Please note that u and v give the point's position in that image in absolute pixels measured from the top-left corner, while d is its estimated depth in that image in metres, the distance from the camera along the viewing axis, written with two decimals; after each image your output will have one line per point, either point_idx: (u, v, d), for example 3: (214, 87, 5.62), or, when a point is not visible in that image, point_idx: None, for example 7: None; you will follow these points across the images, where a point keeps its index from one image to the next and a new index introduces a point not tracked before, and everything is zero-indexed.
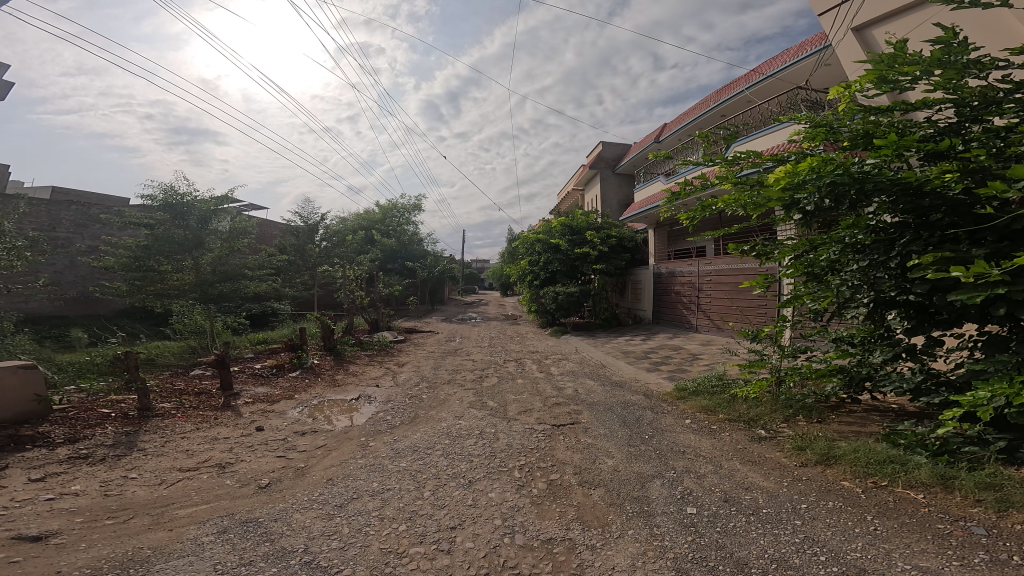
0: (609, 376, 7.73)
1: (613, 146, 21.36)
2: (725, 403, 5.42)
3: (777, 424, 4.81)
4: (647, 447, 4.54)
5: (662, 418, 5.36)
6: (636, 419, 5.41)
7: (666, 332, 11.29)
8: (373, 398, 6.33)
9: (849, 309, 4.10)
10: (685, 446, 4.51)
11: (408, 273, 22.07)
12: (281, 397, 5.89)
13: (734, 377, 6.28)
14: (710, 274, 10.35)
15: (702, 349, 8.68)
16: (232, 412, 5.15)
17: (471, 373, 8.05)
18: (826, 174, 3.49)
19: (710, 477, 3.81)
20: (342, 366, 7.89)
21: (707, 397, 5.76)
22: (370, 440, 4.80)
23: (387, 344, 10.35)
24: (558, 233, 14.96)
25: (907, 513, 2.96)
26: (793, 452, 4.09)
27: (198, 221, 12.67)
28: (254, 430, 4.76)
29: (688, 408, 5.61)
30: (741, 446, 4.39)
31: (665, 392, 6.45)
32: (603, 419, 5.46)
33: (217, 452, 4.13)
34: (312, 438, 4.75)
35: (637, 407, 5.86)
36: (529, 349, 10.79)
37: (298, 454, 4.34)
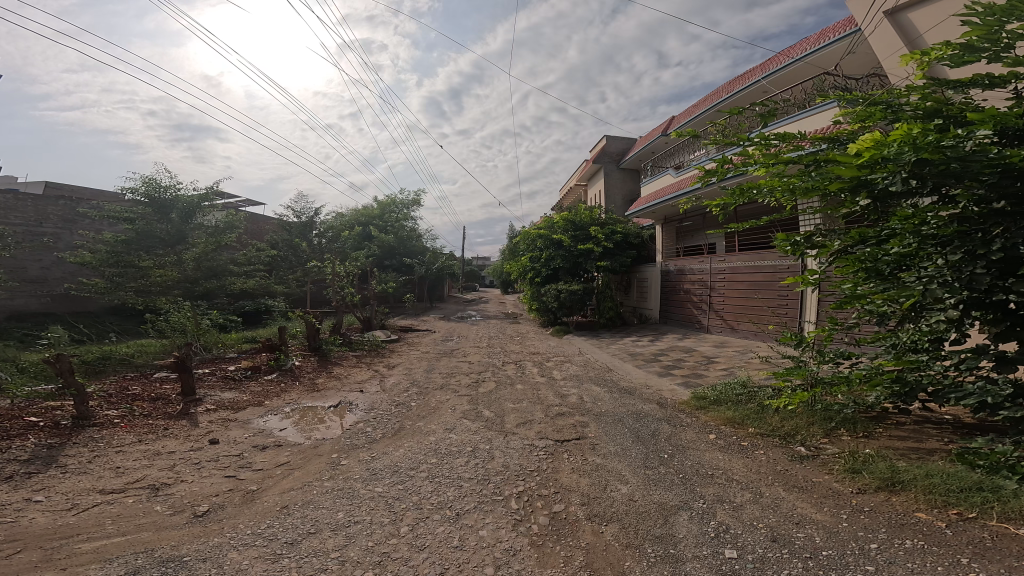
0: (617, 381, 7.04)
1: (618, 139, 20.58)
2: (754, 415, 4.74)
3: (818, 439, 4.11)
4: (667, 469, 3.86)
5: (681, 433, 4.67)
6: (651, 433, 4.73)
7: (675, 333, 10.61)
8: (355, 405, 5.69)
9: (931, 312, 3.13)
10: (713, 468, 3.84)
11: (406, 269, 21.40)
12: (248, 404, 5.24)
13: (759, 385, 5.58)
14: (725, 272, 9.62)
15: (718, 352, 7.99)
16: (187, 421, 4.53)
17: (466, 378, 7.40)
18: (918, 148, 2.74)
19: (749, 508, 3.14)
20: (325, 369, 7.26)
21: (731, 407, 5.08)
22: (342, 458, 4.15)
23: (378, 344, 9.72)
24: (560, 229, 14.27)
25: (1015, 555, 2.26)
26: (845, 476, 3.39)
27: (179, 223, 11.93)
28: (207, 443, 4.12)
29: (710, 420, 4.92)
30: (781, 469, 3.70)
31: (680, 400, 5.76)
32: (613, 433, 4.80)
33: (153, 470, 3.52)
34: (273, 454, 4.12)
35: (651, 418, 5.18)
36: (529, 350, 10.12)
37: (253, 473, 3.70)
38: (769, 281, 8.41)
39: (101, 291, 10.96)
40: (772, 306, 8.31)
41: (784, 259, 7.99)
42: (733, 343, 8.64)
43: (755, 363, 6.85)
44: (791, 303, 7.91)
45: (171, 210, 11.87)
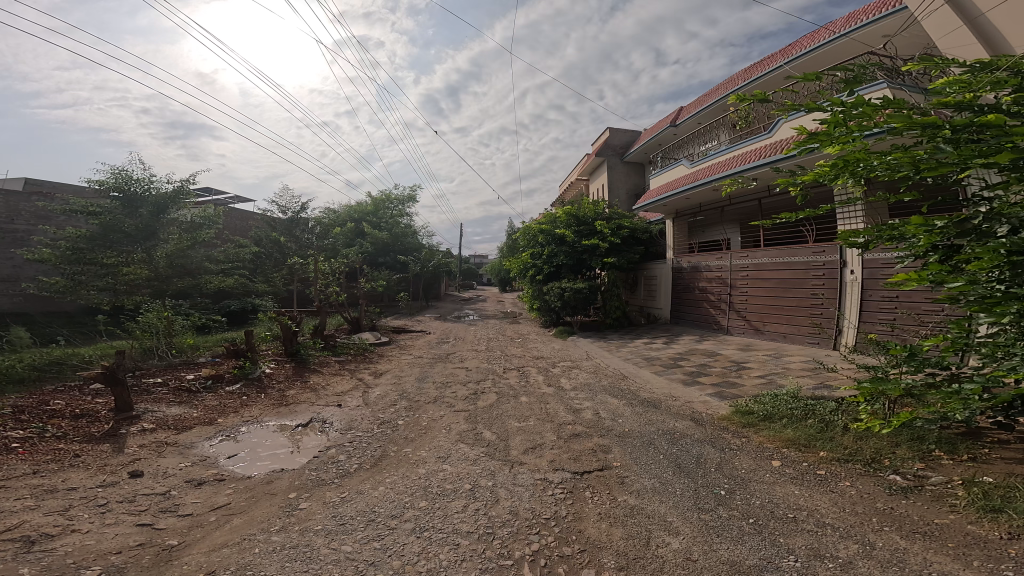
0: (635, 392, 6.17)
1: (621, 132, 19.71)
2: (818, 436, 3.90)
3: (913, 465, 3.29)
4: (730, 513, 2.98)
5: (734, 460, 3.79)
6: (694, 461, 3.85)
7: (690, 334, 9.77)
8: (330, 424, 4.80)
9: None
10: (789, 509, 2.97)
11: (401, 267, 20.40)
12: (195, 424, 4.32)
13: (812, 398, 4.73)
14: (748, 269, 8.78)
15: (747, 356, 7.14)
16: (108, 446, 3.61)
17: (463, 388, 6.51)
18: None
19: (865, 570, 2.27)
20: (300, 378, 6.33)
21: (783, 427, 4.23)
22: (303, 498, 3.24)
23: (365, 348, 8.81)
24: (562, 224, 13.40)
25: None
26: (981, 516, 2.53)
27: (153, 217, 10.79)
28: (125, 477, 3.21)
29: (764, 442, 4.05)
30: (886, 508, 2.83)
31: (719, 417, 4.89)
32: (644, 461, 3.94)
33: (37, 515, 2.61)
34: (212, 492, 3.20)
35: (690, 441, 4.29)
36: (533, 354, 9.22)
37: (177, 520, 2.80)
38: (800, 279, 7.59)
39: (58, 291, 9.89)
40: (803, 307, 7.48)
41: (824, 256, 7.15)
42: (760, 346, 7.81)
43: (795, 371, 5.99)
44: (827, 303, 7.09)
45: (140, 204, 10.70)
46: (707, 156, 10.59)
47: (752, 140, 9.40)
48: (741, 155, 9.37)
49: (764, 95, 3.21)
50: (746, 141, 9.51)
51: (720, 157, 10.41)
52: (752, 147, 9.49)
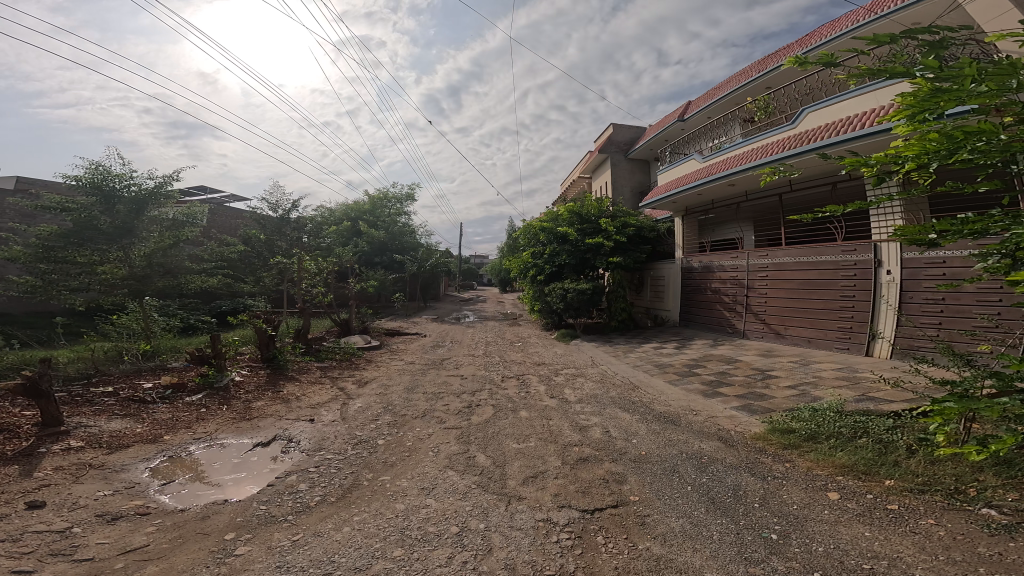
0: (649, 405, 5.51)
1: (625, 128, 19.09)
2: (878, 461, 3.26)
3: (1009, 496, 2.64)
4: (789, 566, 2.33)
5: (781, 492, 3.14)
6: (730, 494, 3.20)
7: (703, 338, 9.11)
8: (298, 443, 4.17)
9: None
10: (857, 560, 2.32)
11: (397, 267, 19.75)
12: (135, 442, 3.70)
13: (859, 414, 4.09)
14: (767, 270, 8.14)
15: (772, 364, 6.48)
16: (15, 469, 3.00)
17: (457, 400, 5.87)
18: None
19: None
20: (273, 388, 5.69)
21: (832, 450, 3.58)
22: (243, 541, 2.61)
23: (352, 353, 8.18)
24: (564, 222, 12.77)
25: None
26: None
27: (129, 215, 9.84)
28: (21, 508, 2.61)
29: (813, 468, 3.40)
30: (988, 554, 2.19)
31: (751, 436, 4.24)
32: (667, 495, 3.29)
33: None
34: (128, 531, 2.59)
35: (722, 468, 3.64)
36: (534, 360, 8.58)
37: (68, 569, 2.20)
38: (828, 280, 6.95)
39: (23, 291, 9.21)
40: (832, 310, 6.84)
41: (859, 255, 6.51)
42: (783, 352, 7.14)
43: (831, 381, 5.34)
44: (859, 305, 6.47)
45: (114, 200, 9.78)
46: (720, 151, 9.99)
47: (772, 133, 8.84)
48: (759, 147, 8.78)
49: (828, 59, 2.59)
50: (765, 133, 8.95)
51: (733, 152, 9.83)
52: (771, 140, 8.92)
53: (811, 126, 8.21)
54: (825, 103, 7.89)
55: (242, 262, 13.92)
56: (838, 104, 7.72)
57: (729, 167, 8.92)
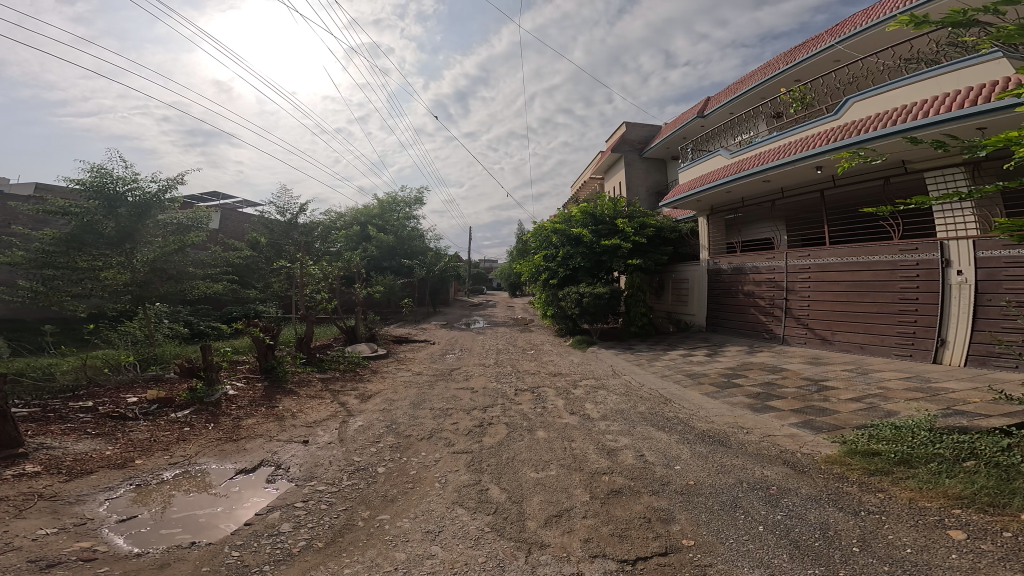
0: (687, 422, 4.90)
1: (639, 127, 18.49)
2: (1009, 492, 2.59)
3: None
4: None
5: (887, 532, 2.50)
6: (818, 535, 2.56)
7: (736, 345, 8.41)
8: (288, 469, 3.68)
9: None
10: None
11: (406, 272, 19.40)
12: (100, 467, 3.25)
13: (957, 433, 3.42)
14: (810, 271, 7.60)
15: (824, 375, 5.80)
16: None
17: (469, 419, 5.33)
18: None
19: None
20: (269, 403, 5.23)
21: (935, 478, 2.93)
22: None
23: (357, 363, 7.71)
24: (578, 223, 12.21)
25: None
26: None
27: (131, 219, 9.46)
28: None
29: (917, 500, 2.76)
30: None
31: (823, 459, 3.61)
32: (733, 538, 2.67)
33: None
34: None
35: (798, 501, 3.00)
36: (550, 370, 7.99)
37: None
38: (885, 282, 6.42)
39: (21, 299, 8.94)
40: (891, 314, 6.33)
41: (923, 255, 5.97)
42: (834, 359, 6.53)
43: (903, 394, 4.74)
44: (923, 310, 5.96)
45: (118, 205, 9.43)
46: (750, 146, 9.33)
47: (811, 125, 8.17)
48: (797, 140, 8.11)
49: None
50: (803, 126, 8.30)
51: (765, 147, 9.18)
52: (810, 133, 8.26)
53: (857, 116, 7.54)
54: (876, 91, 7.23)
55: (246, 267, 13.66)
56: (890, 91, 7.05)
57: (763, 162, 8.27)
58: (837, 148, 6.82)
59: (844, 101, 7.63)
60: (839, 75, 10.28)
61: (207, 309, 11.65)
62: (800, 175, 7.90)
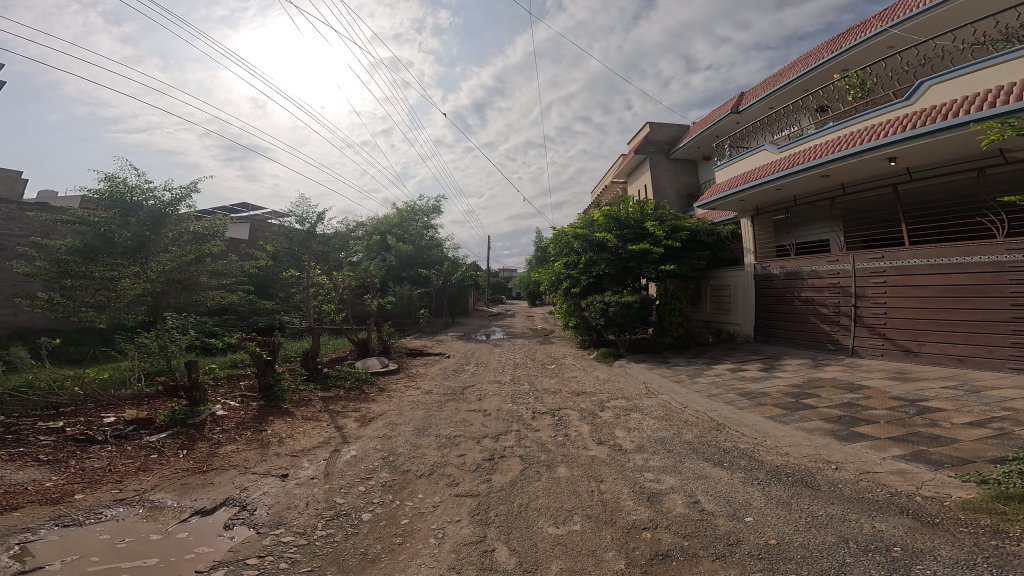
0: (750, 454, 4.00)
1: (664, 127, 17.56)
2: None
3: None
4: None
5: None
6: None
7: (794, 360, 7.31)
8: (250, 512, 3.10)
9: None
10: None
11: (424, 282, 19.13)
12: (29, 501, 2.83)
13: None
14: (885, 274, 6.55)
15: (921, 396, 4.73)
16: None
17: (479, 450, 4.61)
18: None
19: None
20: (256, 426, 4.74)
21: None
22: None
23: (363, 379, 7.18)
24: (601, 228, 11.38)
25: None
26: None
27: (143, 230, 9.45)
28: None
29: None
30: None
31: (960, 503, 2.70)
32: None
33: None
34: None
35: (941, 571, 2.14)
36: (574, 387, 7.17)
37: None
38: (988, 286, 5.37)
39: (43, 311, 9.05)
40: (1000, 324, 5.25)
41: None
42: (925, 375, 5.45)
43: None
44: None
45: (136, 212, 9.56)
46: (801, 139, 8.30)
47: (875, 113, 7.04)
48: (859, 131, 7.04)
49: None
50: (865, 114, 7.18)
51: (818, 139, 8.13)
52: (874, 121, 7.13)
53: (931, 103, 6.30)
54: (960, 71, 6.01)
55: (261, 278, 13.82)
56: (979, 71, 5.85)
57: (818, 156, 7.28)
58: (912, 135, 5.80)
59: (916, 84, 6.46)
60: (896, 60, 9.12)
61: (231, 319, 12.05)
62: (867, 169, 6.87)
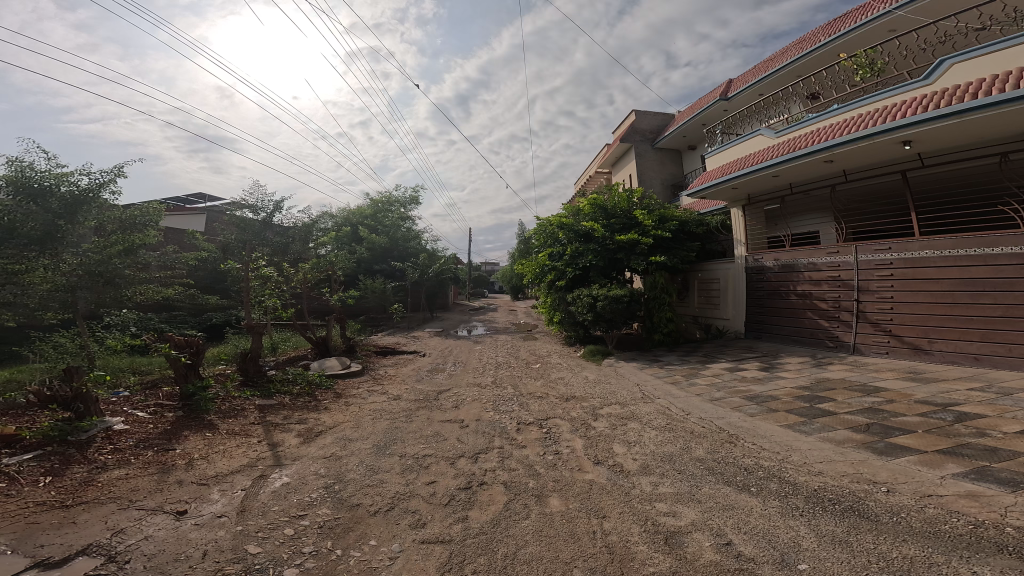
0: (780, 476, 3.39)
1: (649, 116, 17.01)
2: None
3: None
4: None
5: None
6: None
7: (794, 358, 6.88)
8: (110, 563, 2.30)
9: None
10: None
11: (398, 275, 17.97)
12: None
13: None
14: (894, 267, 6.15)
15: (949, 400, 4.33)
16: None
17: (453, 475, 3.80)
18: None
19: None
20: (160, 446, 3.80)
21: None
22: None
23: (317, 386, 6.19)
24: (587, 217, 10.68)
25: None
26: None
27: (50, 218, 7.96)
28: None
29: None
30: None
31: None
32: None
33: None
34: None
35: None
36: (563, 391, 6.44)
37: None
38: (1011, 280, 5.01)
39: None
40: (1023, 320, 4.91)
41: None
42: (943, 375, 5.10)
43: None
44: None
45: (42, 200, 8.12)
46: (801, 121, 7.80)
47: (887, 94, 6.56)
48: (868, 112, 6.54)
49: None
50: (877, 94, 6.68)
51: (820, 122, 7.66)
52: (886, 103, 6.66)
53: (953, 84, 5.85)
54: (987, 49, 5.55)
55: (208, 271, 12.41)
56: (1009, 50, 5.40)
57: (824, 138, 6.74)
58: (935, 116, 5.29)
59: (938, 61, 5.97)
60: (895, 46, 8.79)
61: (182, 315, 10.92)
62: (876, 153, 6.41)
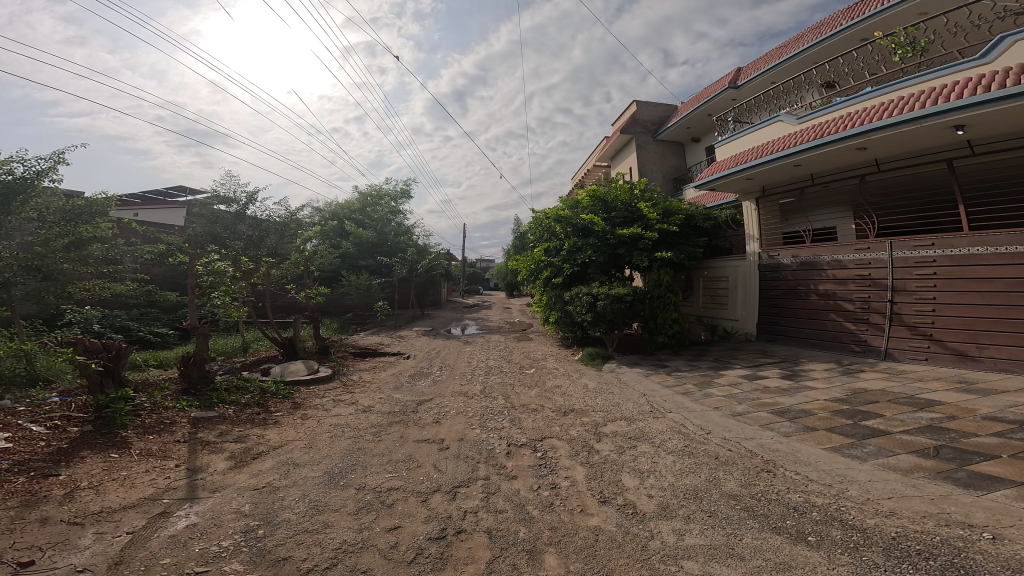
0: (841, 518, 2.64)
1: (651, 107, 16.19)
2: None
3: None
4: None
5: None
6: None
7: (819, 365, 6.16)
8: None
9: None
10: None
11: (385, 271, 17.01)
12: None
13: None
14: (936, 264, 5.53)
15: (1022, 417, 3.66)
16: None
17: (421, 515, 2.99)
18: None
19: None
20: (38, 471, 2.97)
21: None
22: None
23: (273, 396, 5.32)
24: (586, 211, 9.88)
25: None
26: None
27: None
28: None
29: None
30: None
31: None
32: None
33: None
34: None
35: None
36: (561, 404, 5.63)
37: None
38: None
39: None
40: None
41: None
42: (1001, 387, 4.42)
43: None
44: None
45: None
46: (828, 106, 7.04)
47: (932, 75, 5.83)
48: (910, 95, 5.80)
49: None
50: (921, 75, 5.94)
51: (849, 107, 6.92)
52: (929, 85, 5.93)
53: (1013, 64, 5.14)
54: None
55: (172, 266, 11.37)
56: None
57: (858, 123, 5.98)
58: (997, 97, 4.56)
59: (998, 36, 5.22)
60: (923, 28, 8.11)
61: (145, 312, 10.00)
62: (916, 139, 5.68)
